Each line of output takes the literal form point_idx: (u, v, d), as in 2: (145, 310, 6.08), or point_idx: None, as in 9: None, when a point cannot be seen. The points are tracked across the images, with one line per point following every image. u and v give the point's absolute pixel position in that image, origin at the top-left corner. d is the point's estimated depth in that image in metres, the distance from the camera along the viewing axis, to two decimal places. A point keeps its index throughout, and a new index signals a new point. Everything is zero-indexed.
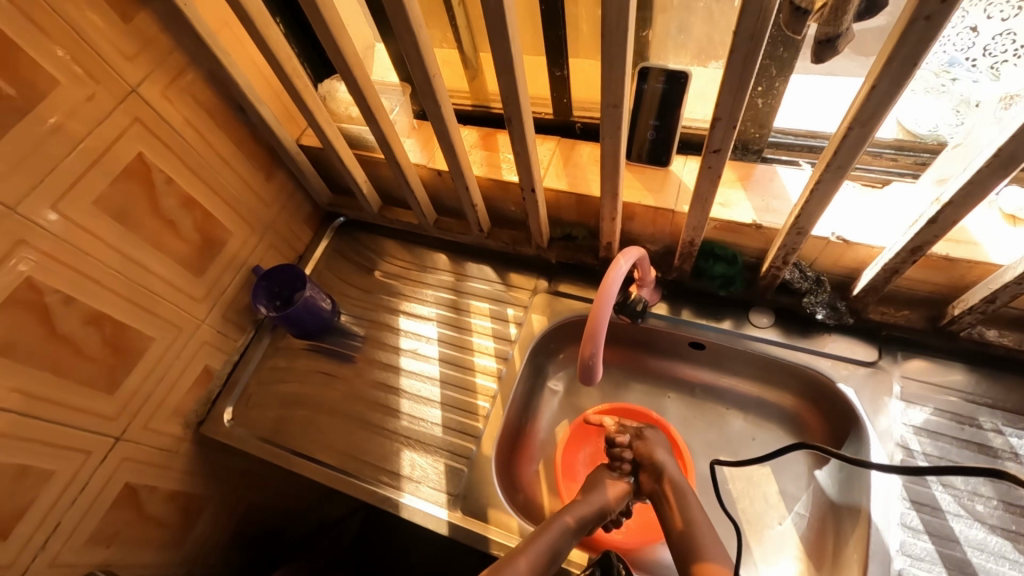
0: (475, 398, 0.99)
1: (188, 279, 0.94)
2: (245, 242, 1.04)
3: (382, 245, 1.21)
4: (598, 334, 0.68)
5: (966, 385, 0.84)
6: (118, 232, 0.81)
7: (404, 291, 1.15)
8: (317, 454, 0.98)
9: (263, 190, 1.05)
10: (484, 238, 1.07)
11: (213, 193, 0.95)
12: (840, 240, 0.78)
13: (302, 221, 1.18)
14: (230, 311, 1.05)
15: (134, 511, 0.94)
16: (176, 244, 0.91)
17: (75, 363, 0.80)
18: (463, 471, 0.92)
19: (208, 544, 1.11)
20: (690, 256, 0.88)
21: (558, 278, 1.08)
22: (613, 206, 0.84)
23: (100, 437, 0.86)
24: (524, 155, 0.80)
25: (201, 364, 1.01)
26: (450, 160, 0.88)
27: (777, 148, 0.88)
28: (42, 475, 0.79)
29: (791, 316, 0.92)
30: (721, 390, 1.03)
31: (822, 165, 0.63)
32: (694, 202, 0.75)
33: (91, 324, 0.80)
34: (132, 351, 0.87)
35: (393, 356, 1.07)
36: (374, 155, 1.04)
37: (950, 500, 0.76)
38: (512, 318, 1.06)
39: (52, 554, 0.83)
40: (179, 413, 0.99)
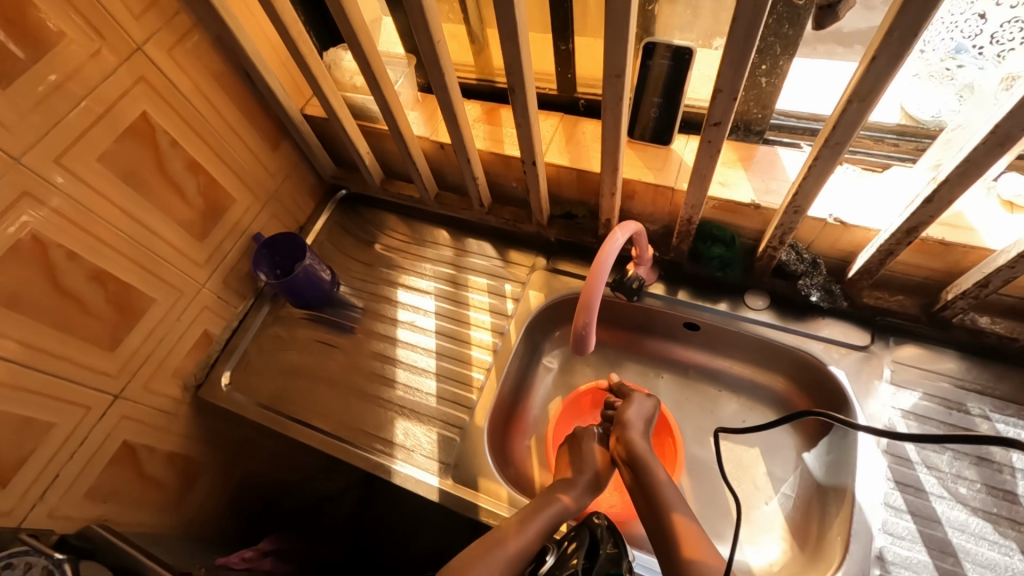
0: (470, 370, 1.00)
1: (191, 243, 0.95)
2: (248, 209, 1.04)
3: (384, 219, 1.22)
4: (592, 303, 0.69)
5: (956, 371, 0.84)
6: (123, 190, 0.82)
7: (403, 264, 1.16)
8: (312, 420, 0.99)
9: (266, 158, 1.05)
10: (485, 213, 1.07)
11: (216, 157, 0.95)
12: (837, 222, 0.78)
13: (304, 192, 1.19)
14: (231, 277, 1.06)
15: (132, 469, 0.95)
16: (180, 206, 0.91)
17: (77, 318, 0.81)
18: (455, 441, 0.93)
19: (206, 507, 1.13)
20: (688, 235, 0.88)
21: (557, 256, 1.09)
22: (612, 182, 0.84)
23: (100, 393, 0.87)
24: (526, 127, 0.80)
25: (200, 328, 1.02)
26: (454, 133, 0.88)
27: (779, 131, 0.88)
28: (42, 427, 0.80)
29: (786, 299, 0.93)
30: (714, 372, 1.04)
31: (822, 140, 0.63)
32: (694, 179, 0.75)
33: (93, 281, 0.81)
34: (133, 310, 0.88)
35: (390, 328, 1.08)
36: (378, 126, 1.04)
37: (933, 481, 0.77)
38: (510, 294, 1.07)
39: (52, 506, 0.84)
40: (177, 376, 1.01)
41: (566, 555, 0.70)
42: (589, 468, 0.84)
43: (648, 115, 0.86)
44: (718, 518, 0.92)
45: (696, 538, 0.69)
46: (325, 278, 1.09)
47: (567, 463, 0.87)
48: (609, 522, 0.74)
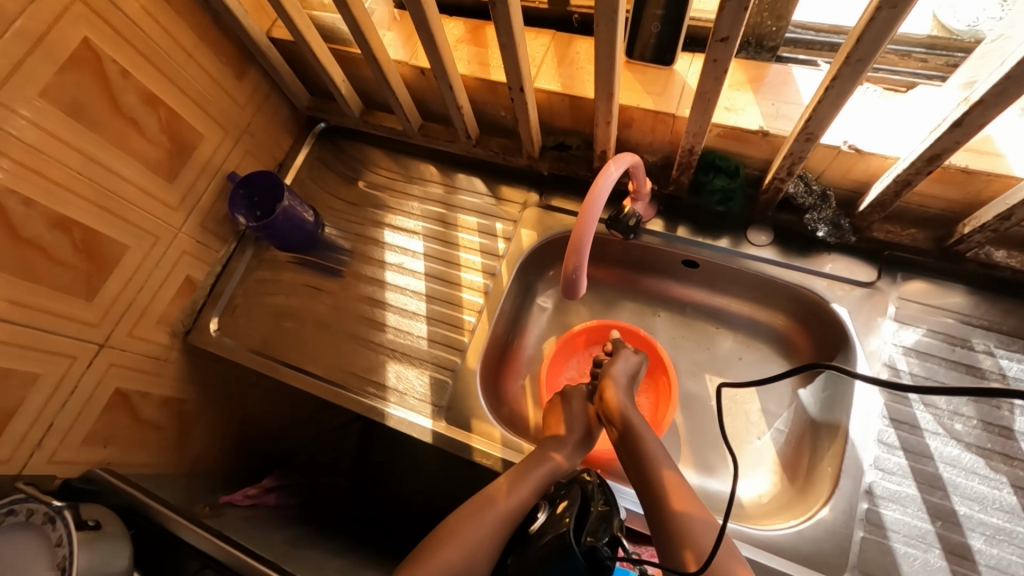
0: (462, 313, 0.97)
1: (159, 185, 0.89)
2: (218, 146, 0.97)
3: (367, 155, 1.15)
4: (583, 246, 0.64)
5: (963, 307, 0.81)
6: (74, 129, 0.75)
7: (389, 203, 1.10)
8: (303, 365, 0.99)
9: (233, 89, 0.97)
10: (473, 146, 1.00)
11: (176, 89, 0.87)
12: (851, 149, 0.72)
13: (279, 126, 1.11)
14: (209, 220, 1.01)
15: (127, 414, 0.96)
16: (141, 145, 0.85)
17: (45, 268, 0.77)
18: (448, 383, 0.92)
19: (208, 446, 1.16)
20: (689, 167, 0.81)
21: (551, 192, 1.03)
22: (607, 109, 0.76)
23: (83, 343, 0.85)
24: (511, 48, 0.71)
25: (182, 275, 0.99)
26: (433, 57, 0.80)
27: (794, 47, 0.79)
28: (27, 378, 0.79)
29: (791, 234, 0.88)
30: (712, 309, 1.01)
31: (841, 57, 0.55)
32: (696, 104, 0.68)
33: (57, 228, 0.77)
34: (105, 258, 0.84)
35: (379, 270, 1.05)
36: (351, 50, 0.94)
37: (929, 418, 0.76)
38: (501, 233, 1.02)
39: (50, 453, 0.85)
40: (163, 323, 0.99)
41: (558, 513, 0.67)
42: (579, 424, 0.83)
43: (648, 32, 0.77)
44: (710, 453, 0.93)
45: (682, 490, 0.69)
46: (310, 219, 1.05)
47: (559, 404, 0.87)
48: (600, 479, 0.72)
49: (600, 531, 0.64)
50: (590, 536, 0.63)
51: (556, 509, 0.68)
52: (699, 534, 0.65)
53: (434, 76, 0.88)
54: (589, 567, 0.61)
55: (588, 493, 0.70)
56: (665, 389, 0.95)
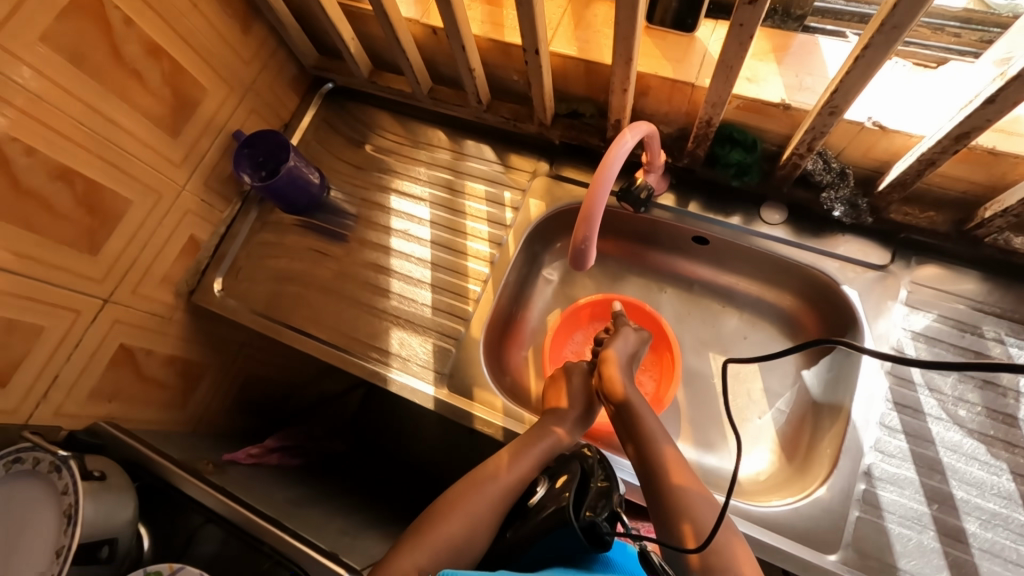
0: (467, 283, 0.96)
1: (163, 140, 0.87)
2: (223, 103, 0.95)
3: (374, 117, 1.12)
4: (594, 217, 0.62)
5: (976, 294, 0.80)
6: (76, 78, 0.73)
7: (396, 169, 1.08)
8: (306, 328, 0.98)
9: (238, 43, 0.94)
10: (483, 112, 0.97)
11: (180, 40, 0.84)
12: (875, 126, 0.69)
13: (285, 85, 1.08)
14: (213, 179, 1.00)
15: (132, 371, 0.96)
16: (144, 98, 0.82)
17: (48, 221, 0.76)
18: (451, 352, 0.92)
19: (212, 404, 1.17)
20: (705, 139, 0.79)
21: (561, 162, 1.00)
22: (624, 75, 0.74)
23: (87, 298, 0.85)
24: (527, 6, 0.68)
25: (186, 234, 0.98)
26: (447, 15, 0.77)
27: (822, 17, 0.76)
28: (31, 330, 0.79)
29: (805, 213, 0.86)
30: (719, 287, 1.00)
31: (875, 25, 0.52)
32: (718, 72, 0.66)
33: (60, 180, 0.75)
34: (109, 213, 0.83)
35: (384, 236, 1.03)
36: (362, 6, 0.91)
37: (933, 404, 0.76)
38: (509, 202, 1.00)
39: (56, 405, 0.86)
40: (167, 281, 0.98)
41: (557, 488, 0.67)
42: (579, 399, 0.82)
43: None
44: (710, 430, 0.93)
45: (681, 467, 0.69)
46: (314, 180, 1.03)
47: (561, 376, 0.87)
48: (600, 455, 0.71)
49: (598, 505, 0.63)
50: (589, 510, 0.62)
51: (554, 485, 0.68)
52: (697, 508, 0.66)
53: (446, 36, 0.85)
54: (587, 540, 0.60)
55: (588, 469, 0.69)
56: (670, 366, 0.94)
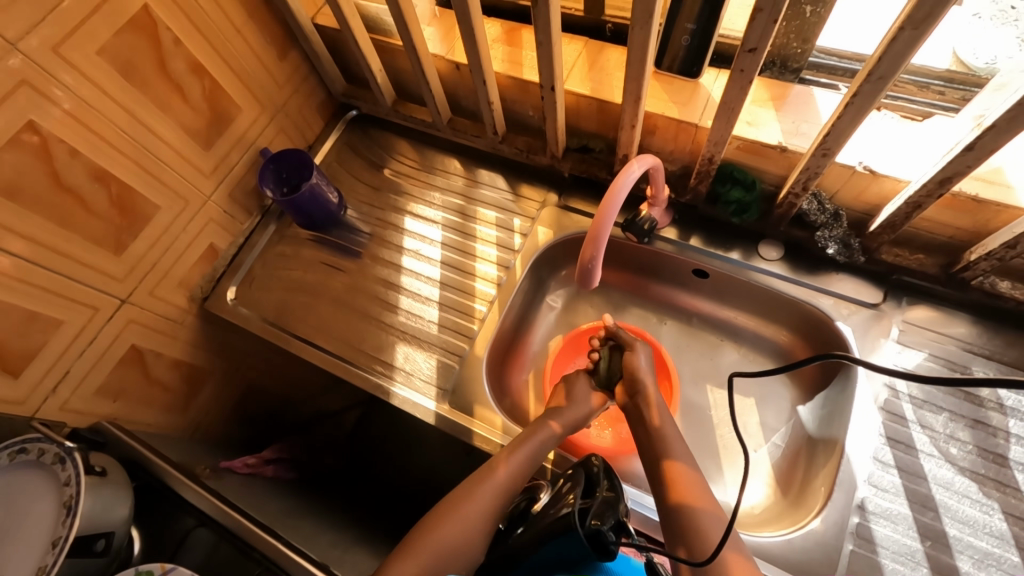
0: (474, 303, 0.99)
1: (196, 151, 0.93)
2: (254, 121, 1.01)
3: (393, 143, 1.19)
4: (601, 237, 0.66)
5: (966, 336, 0.83)
6: (125, 89, 0.78)
7: (411, 192, 1.13)
8: (314, 338, 1.01)
9: (274, 69, 1.01)
10: (498, 142, 1.03)
11: (222, 62, 0.91)
12: (866, 170, 0.74)
13: (313, 109, 1.14)
14: (238, 191, 1.04)
15: (140, 372, 0.98)
16: (184, 112, 0.88)
17: (82, 219, 0.80)
18: (454, 368, 0.94)
19: (211, 413, 1.18)
20: (707, 176, 0.84)
21: (569, 193, 1.05)
22: (633, 113, 0.79)
23: (107, 296, 0.88)
24: (547, 46, 0.74)
25: (206, 242, 1.02)
26: (471, 52, 0.83)
27: (817, 71, 0.83)
28: (51, 323, 0.82)
29: (801, 251, 0.90)
30: (718, 320, 1.03)
31: (863, 74, 0.58)
32: (719, 113, 0.71)
33: (97, 181, 0.80)
34: (139, 216, 0.88)
35: (396, 255, 1.07)
36: (392, 41, 0.98)
37: (925, 440, 0.77)
38: (518, 228, 1.05)
39: (63, 399, 0.87)
40: (184, 286, 1.01)
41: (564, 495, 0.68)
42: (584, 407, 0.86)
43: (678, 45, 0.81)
44: (706, 460, 0.94)
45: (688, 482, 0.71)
46: (332, 198, 1.07)
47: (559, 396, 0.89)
48: (606, 463, 0.72)
49: (605, 514, 0.64)
50: (595, 518, 0.63)
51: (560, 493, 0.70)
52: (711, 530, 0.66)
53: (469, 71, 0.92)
54: (592, 547, 0.62)
55: (594, 478, 0.70)
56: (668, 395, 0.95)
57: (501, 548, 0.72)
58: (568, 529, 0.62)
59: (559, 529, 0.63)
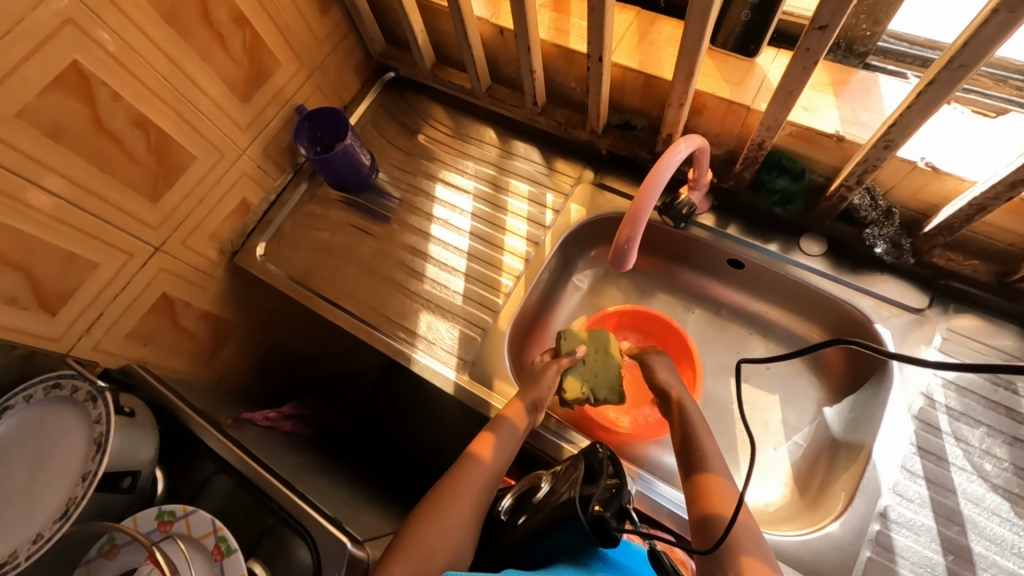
0: (500, 277, 0.98)
1: (233, 103, 0.92)
2: (292, 76, 1.00)
3: (429, 109, 1.17)
4: (640, 219, 0.64)
5: (1015, 350, 0.78)
6: (166, 35, 0.78)
7: (444, 160, 1.11)
8: (339, 300, 1.02)
9: (314, 23, 0.99)
10: (537, 114, 1.00)
11: (264, 13, 0.89)
12: (927, 166, 0.70)
13: (351, 69, 1.13)
14: (272, 148, 1.04)
15: (169, 319, 1.00)
16: (224, 62, 0.87)
17: (119, 163, 0.81)
18: (476, 341, 0.93)
19: (235, 364, 1.20)
20: (755, 163, 0.80)
21: (605, 171, 1.02)
22: (683, 90, 0.75)
23: (141, 242, 0.89)
24: (599, 13, 0.71)
25: (239, 196, 1.02)
26: (518, 16, 0.80)
27: (884, 57, 0.77)
28: (87, 265, 0.83)
29: (845, 248, 0.86)
30: (748, 314, 1.00)
31: (942, 60, 0.53)
32: (776, 96, 0.67)
33: (137, 127, 0.80)
34: (175, 165, 0.88)
35: (425, 223, 1.06)
36: (436, 1, 0.95)
37: (958, 453, 0.75)
38: (550, 204, 1.02)
39: (96, 340, 0.89)
40: (215, 239, 1.02)
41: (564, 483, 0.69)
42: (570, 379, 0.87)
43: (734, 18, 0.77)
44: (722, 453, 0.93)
45: (723, 494, 0.71)
46: (365, 162, 1.07)
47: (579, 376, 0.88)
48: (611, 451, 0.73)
49: (607, 501, 0.66)
50: (598, 505, 0.65)
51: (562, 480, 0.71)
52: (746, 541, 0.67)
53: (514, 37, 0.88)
54: (594, 534, 0.64)
55: (597, 465, 0.71)
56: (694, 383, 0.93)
57: (503, 537, 0.72)
58: (571, 518, 0.63)
59: (561, 518, 0.64)
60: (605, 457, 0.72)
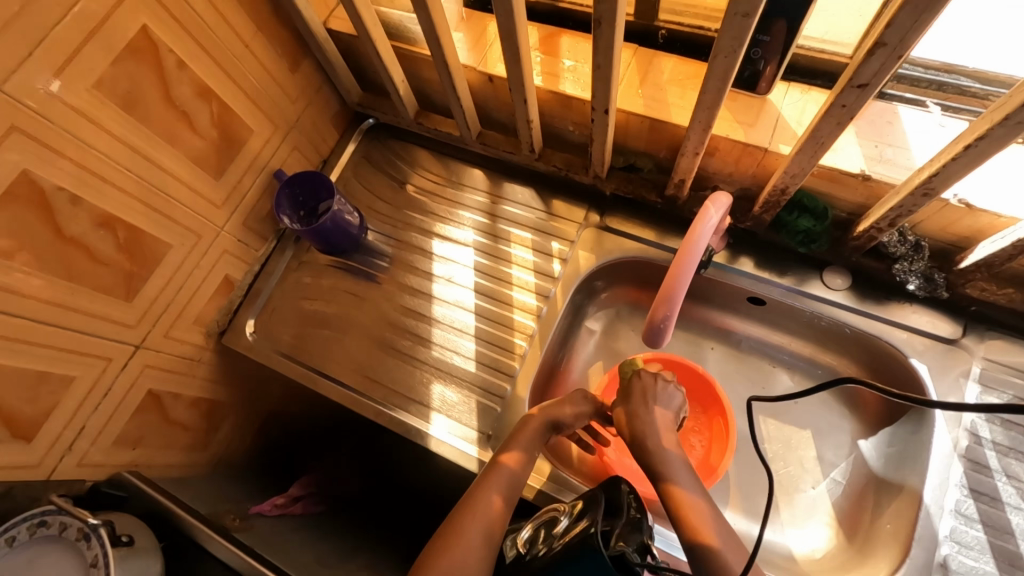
0: (511, 334, 0.93)
1: (206, 181, 0.84)
2: (267, 142, 0.92)
3: (415, 155, 1.10)
4: (677, 293, 0.59)
5: None
6: (126, 124, 0.69)
7: (437, 211, 1.05)
8: (340, 375, 0.95)
9: (285, 82, 0.91)
10: (534, 160, 0.94)
11: (230, 82, 0.81)
12: (961, 204, 0.67)
13: (327, 121, 1.05)
14: (252, 218, 0.96)
15: (158, 415, 0.92)
16: (192, 141, 0.79)
17: (86, 268, 0.73)
18: (496, 411, 0.88)
19: (232, 444, 1.12)
20: (776, 207, 0.76)
21: (610, 212, 0.97)
22: (699, 140, 0.70)
23: (119, 344, 0.81)
24: (606, 69, 0.65)
25: (222, 274, 0.94)
26: (513, 70, 0.74)
27: (900, 83, 0.74)
28: (62, 380, 0.75)
29: (871, 281, 0.83)
30: (771, 347, 0.97)
31: (996, 115, 0.50)
32: (803, 147, 0.62)
33: (103, 227, 0.72)
34: (149, 257, 0.80)
35: (425, 282, 1.00)
36: (416, 50, 0.88)
37: (1011, 492, 0.72)
38: (557, 253, 0.97)
39: (80, 455, 0.82)
40: (200, 323, 0.95)
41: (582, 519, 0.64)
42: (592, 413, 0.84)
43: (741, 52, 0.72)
44: (759, 499, 0.89)
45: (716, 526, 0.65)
46: (355, 219, 1.01)
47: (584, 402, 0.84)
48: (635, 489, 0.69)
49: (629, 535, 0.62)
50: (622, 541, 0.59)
51: (581, 514, 0.66)
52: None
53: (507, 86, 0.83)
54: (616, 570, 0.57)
55: (620, 500, 0.67)
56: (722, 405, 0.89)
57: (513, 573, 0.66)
58: (591, 549, 0.57)
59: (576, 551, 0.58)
60: (627, 492, 0.68)
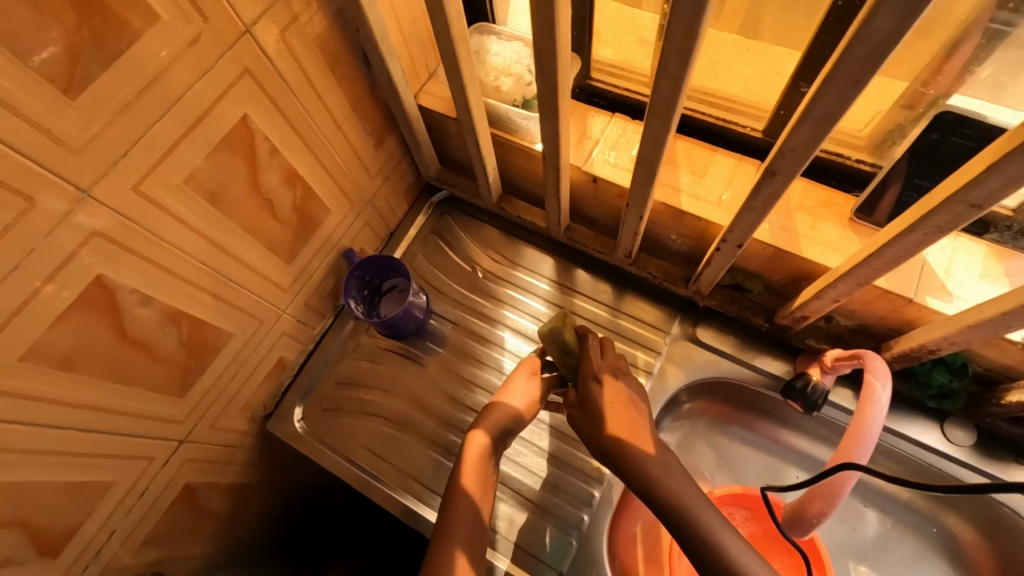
0: (578, 450, 0.87)
1: (277, 266, 0.77)
2: (342, 220, 0.85)
3: (487, 234, 1.02)
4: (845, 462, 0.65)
5: None
6: (210, 218, 0.62)
7: (508, 299, 0.97)
8: (394, 483, 0.86)
9: (367, 160, 0.84)
10: (628, 264, 0.87)
11: (316, 164, 0.74)
12: None
13: (400, 193, 0.98)
14: (314, 297, 0.89)
15: (190, 509, 0.83)
16: (271, 228, 0.72)
17: (144, 370, 0.64)
18: (571, 546, 0.80)
19: (258, 527, 1.03)
20: (912, 359, 0.69)
21: (702, 325, 0.89)
22: (846, 291, 0.63)
23: (164, 441, 0.73)
24: (759, 213, 0.57)
25: (276, 356, 0.87)
26: (637, 189, 0.66)
27: None
28: (100, 487, 0.67)
29: (1002, 443, 0.75)
30: (867, 487, 0.88)
31: None
32: (981, 324, 0.55)
33: (168, 325, 0.64)
34: (208, 349, 0.72)
35: (494, 381, 0.92)
36: (515, 140, 0.81)
37: None
38: (640, 365, 0.88)
39: (106, 564, 0.72)
40: (247, 408, 0.86)
41: None
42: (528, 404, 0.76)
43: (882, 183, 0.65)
44: None
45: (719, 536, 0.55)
46: (420, 299, 0.93)
47: (527, 384, 0.79)
48: None
49: None
50: None
51: None
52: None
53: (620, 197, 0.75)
54: None
55: None
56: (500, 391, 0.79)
57: None
58: None
59: None
60: None
